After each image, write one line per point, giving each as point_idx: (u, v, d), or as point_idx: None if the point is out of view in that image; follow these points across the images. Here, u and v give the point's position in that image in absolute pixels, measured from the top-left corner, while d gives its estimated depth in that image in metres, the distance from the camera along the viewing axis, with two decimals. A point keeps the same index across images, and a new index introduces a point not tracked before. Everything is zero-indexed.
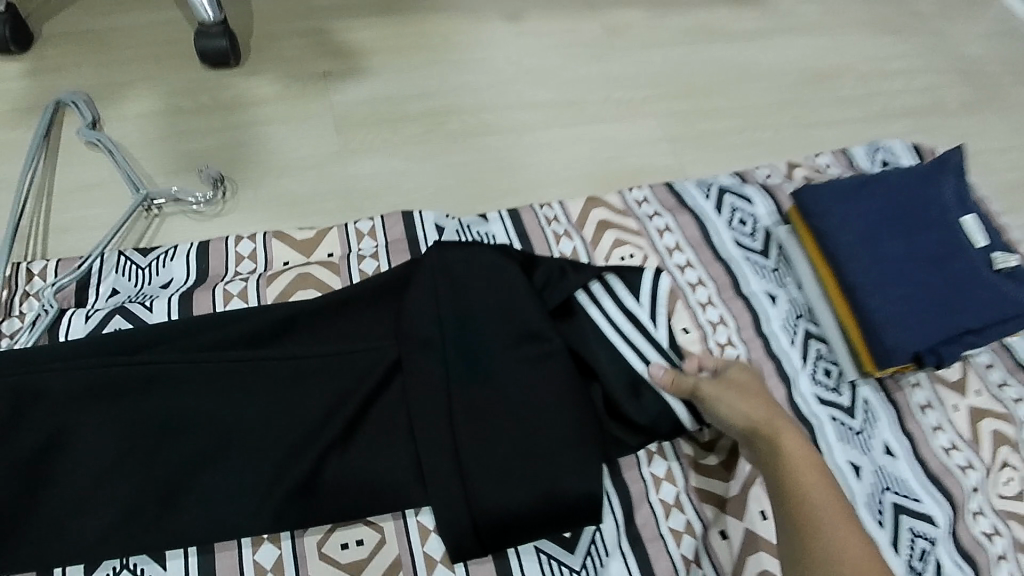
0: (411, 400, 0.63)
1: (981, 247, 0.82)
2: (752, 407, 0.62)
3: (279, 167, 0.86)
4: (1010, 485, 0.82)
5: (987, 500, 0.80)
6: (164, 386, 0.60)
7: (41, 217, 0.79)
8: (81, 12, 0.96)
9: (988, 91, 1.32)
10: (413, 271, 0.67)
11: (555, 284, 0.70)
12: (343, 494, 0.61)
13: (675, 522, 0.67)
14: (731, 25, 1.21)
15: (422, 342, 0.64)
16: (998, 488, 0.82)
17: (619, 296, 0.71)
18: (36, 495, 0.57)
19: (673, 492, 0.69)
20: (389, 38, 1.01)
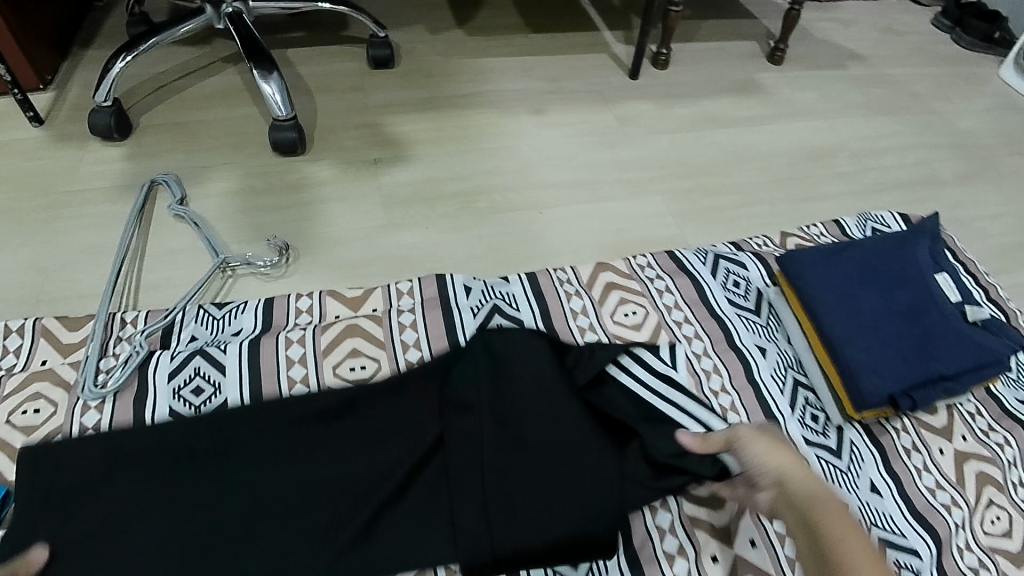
0: (454, 459, 0.67)
1: (956, 301, 0.94)
2: (782, 456, 0.65)
3: (333, 237, 1.00)
4: (996, 524, 0.90)
5: (973, 536, 0.88)
6: (235, 447, 0.68)
7: (133, 276, 0.93)
8: (173, 108, 1.16)
9: (980, 166, 1.41)
10: (459, 352, 0.76)
11: (586, 361, 0.79)
12: (393, 546, 0.63)
13: (670, 546, 0.73)
14: (733, 113, 1.35)
15: (464, 407, 0.70)
16: (984, 526, 0.89)
17: (648, 364, 0.82)
18: (110, 533, 0.61)
19: (668, 518, 0.75)
20: (428, 129, 1.18)
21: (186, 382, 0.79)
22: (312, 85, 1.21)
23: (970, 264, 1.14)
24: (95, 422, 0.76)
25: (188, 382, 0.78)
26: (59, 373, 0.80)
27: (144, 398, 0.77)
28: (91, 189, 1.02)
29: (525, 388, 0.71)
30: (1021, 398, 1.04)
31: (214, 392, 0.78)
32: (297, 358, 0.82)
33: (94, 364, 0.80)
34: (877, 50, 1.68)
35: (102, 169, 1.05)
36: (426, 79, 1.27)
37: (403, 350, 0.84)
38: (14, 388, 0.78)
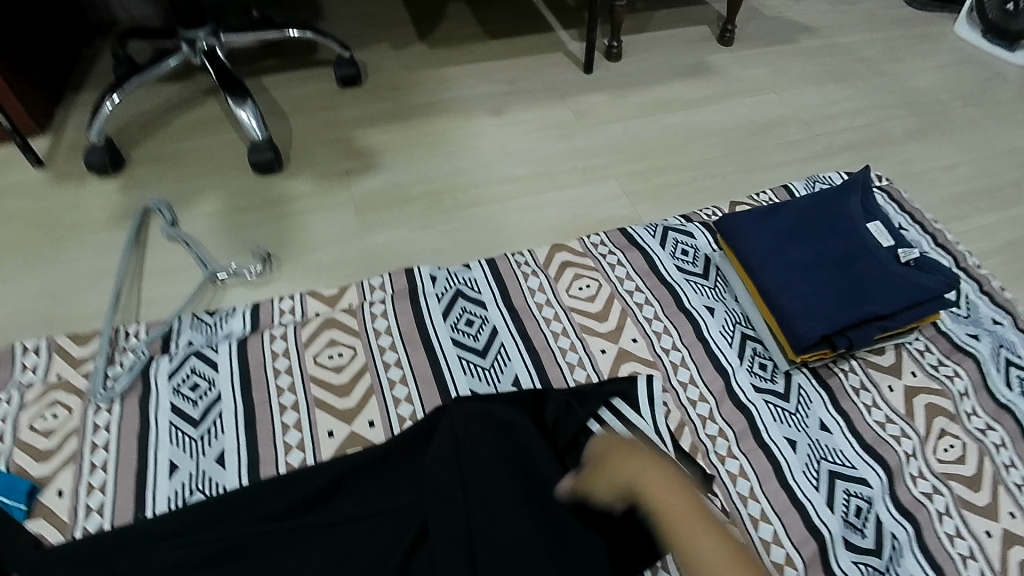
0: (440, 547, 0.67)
1: (888, 245, 0.99)
2: (606, 480, 0.66)
3: (311, 244, 1.10)
4: (950, 452, 0.93)
5: (926, 464, 0.92)
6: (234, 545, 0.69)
7: (134, 293, 1.03)
8: (161, 141, 1.26)
9: (934, 118, 1.43)
10: (437, 423, 0.80)
11: (565, 418, 0.82)
12: None
13: None
14: (684, 96, 1.41)
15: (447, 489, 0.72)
16: (937, 454, 0.93)
17: (626, 416, 0.86)
18: None
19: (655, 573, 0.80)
20: (396, 139, 1.27)
21: (184, 380, 0.89)
22: (287, 108, 1.31)
23: (916, 213, 1.19)
24: (107, 421, 0.86)
25: (186, 381, 0.89)
26: (73, 382, 0.91)
27: (148, 397, 0.87)
28: (92, 222, 1.13)
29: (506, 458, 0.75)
30: (972, 332, 1.06)
31: (209, 387, 0.88)
32: (281, 351, 0.91)
33: (102, 372, 0.90)
34: (831, 22, 1.73)
35: (101, 202, 1.16)
36: (392, 93, 1.36)
37: (377, 337, 0.93)
38: (34, 398, 0.88)
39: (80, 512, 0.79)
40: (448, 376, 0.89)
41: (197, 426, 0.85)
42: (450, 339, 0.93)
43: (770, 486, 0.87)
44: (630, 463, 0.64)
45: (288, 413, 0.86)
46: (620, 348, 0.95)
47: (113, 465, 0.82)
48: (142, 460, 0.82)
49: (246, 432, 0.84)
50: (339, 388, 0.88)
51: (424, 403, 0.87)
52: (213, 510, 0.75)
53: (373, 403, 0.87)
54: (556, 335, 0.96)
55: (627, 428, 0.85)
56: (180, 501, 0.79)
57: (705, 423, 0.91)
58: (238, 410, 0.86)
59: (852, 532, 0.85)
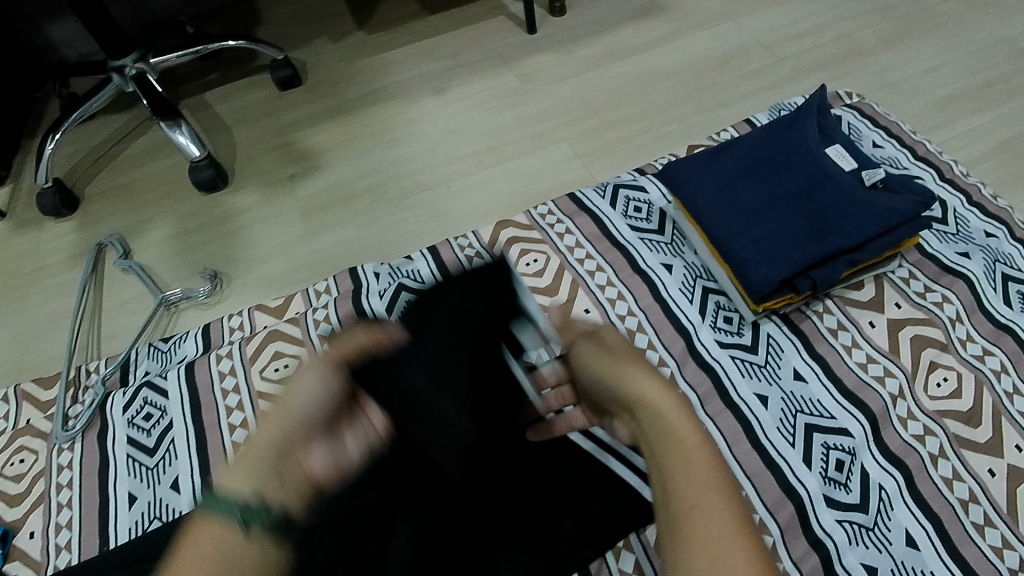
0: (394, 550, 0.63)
1: (850, 169, 0.91)
2: (613, 376, 0.54)
3: (260, 256, 1.09)
4: (943, 387, 0.86)
5: (916, 403, 0.85)
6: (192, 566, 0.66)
7: (93, 330, 1.05)
8: (111, 174, 1.26)
9: (911, 20, 1.32)
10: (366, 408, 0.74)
11: None
12: None
13: (625, 563, 0.74)
14: (634, 40, 1.33)
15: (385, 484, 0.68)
16: (929, 391, 0.86)
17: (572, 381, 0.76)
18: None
19: (632, 559, 0.74)
20: (338, 135, 1.24)
21: (138, 412, 0.89)
22: (229, 121, 1.29)
23: (893, 127, 1.10)
24: (69, 460, 0.87)
25: (139, 412, 0.89)
26: (38, 426, 0.92)
27: (105, 432, 0.88)
28: (52, 265, 1.15)
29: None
30: (962, 251, 0.97)
31: (161, 415, 0.88)
32: (228, 370, 0.91)
33: (63, 414, 0.92)
34: None
35: (59, 244, 1.17)
36: (332, 88, 1.32)
37: (322, 344, 0.91)
38: (3, 446, 0.90)
39: (50, 550, 0.81)
40: None
41: (152, 455, 0.86)
42: None
43: (741, 448, 0.82)
44: (652, 395, 0.51)
45: (238, 431, 0.87)
46: None
47: (77, 501, 0.83)
48: (103, 495, 0.83)
49: (198, 455, 0.84)
50: None
51: None
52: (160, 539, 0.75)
53: None
54: None
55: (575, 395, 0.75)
56: (141, 530, 0.80)
57: None
58: (190, 434, 0.86)
59: (836, 488, 0.79)
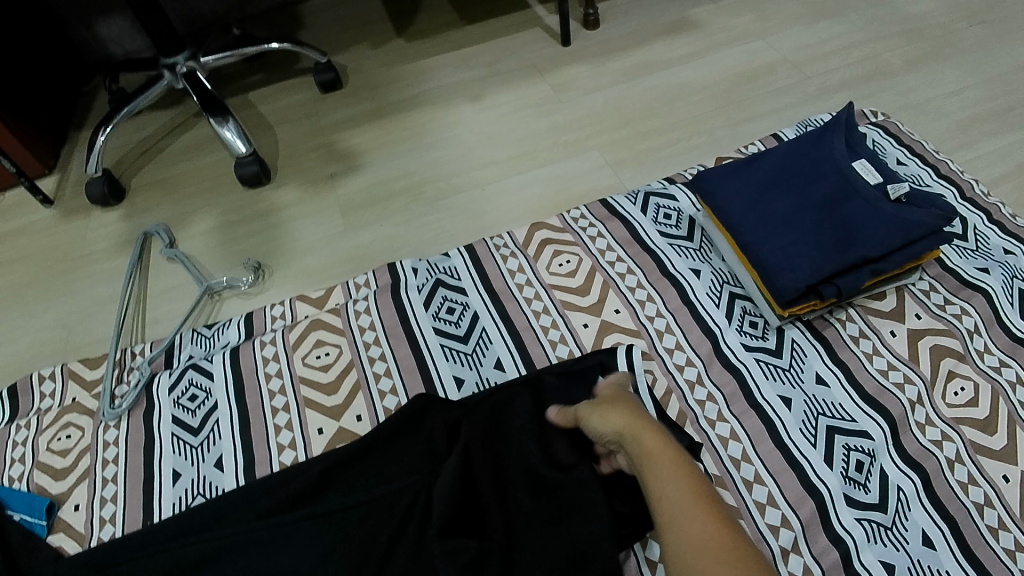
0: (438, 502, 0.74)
1: (875, 183, 0.94)
2: (615, 412, 0.67)
3: (300, 249, 1.13)
4: (960, 395, 0.88)
5: (934, 411, 0.87)
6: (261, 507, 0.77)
7: (138, 315, 1.09)
8: (157, 167, 1.32)
9: (936, 44, 1.35)
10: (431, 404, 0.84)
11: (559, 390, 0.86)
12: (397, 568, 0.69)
13: (651, 552, 0.78)
14: (665, 55, 1.38)
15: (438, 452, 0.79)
16: (946, 400, 0.88)
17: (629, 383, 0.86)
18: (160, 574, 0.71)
19: (658, 548, 0.78)
20: (377, 136, 1.28)
21: (183, 392, 0.93)
22: (272, 120, 1.35)
23: (916, 145, 1.14)
24: (115, 437, 0.90)
25: (185, 393, 0.93)
26: (85, 404, 0.96)
27: (151, 411, 0.92)
28: (99, 252, 1.19)
29: (498, 445, 0.81)
30: (981, 266, 0.99)
31: (206, 397, 0.92)
32: (271, 356, 0.95)
33: (110, 393, 0.95)
34: None
35: (106, 232, 1.22)
36: (371, 92, 1.37)
37: (361, 333, 0.95)
38: (51, 421, 0.93)
39: (95, 524, 0.84)
40: (431, 364, 0.91)
41: (196, 434, 0.89)
42: (432, 328, 0.94)
43: (764, 447, 0.85)
44: (630, 424, 0.65)
45: (279, 414, 0.89)
46: (602, 321, 0.94)
47: (123, 477, 0.86)
48: (148, 471, 0.86)
49: (241, 436, 0.88)
50: (327, 386, 0.91)
51: (408, 392, 0.89)
52: (206, 512, 0.79)
53: (359, 398, 0.89)
54: (537, 314, 0.96)
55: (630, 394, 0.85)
56: (184, 505, 0.83)
57: (693, 388, 0.89)
58: (234, 415, 0.90)
59: (855, 488, 0.82)
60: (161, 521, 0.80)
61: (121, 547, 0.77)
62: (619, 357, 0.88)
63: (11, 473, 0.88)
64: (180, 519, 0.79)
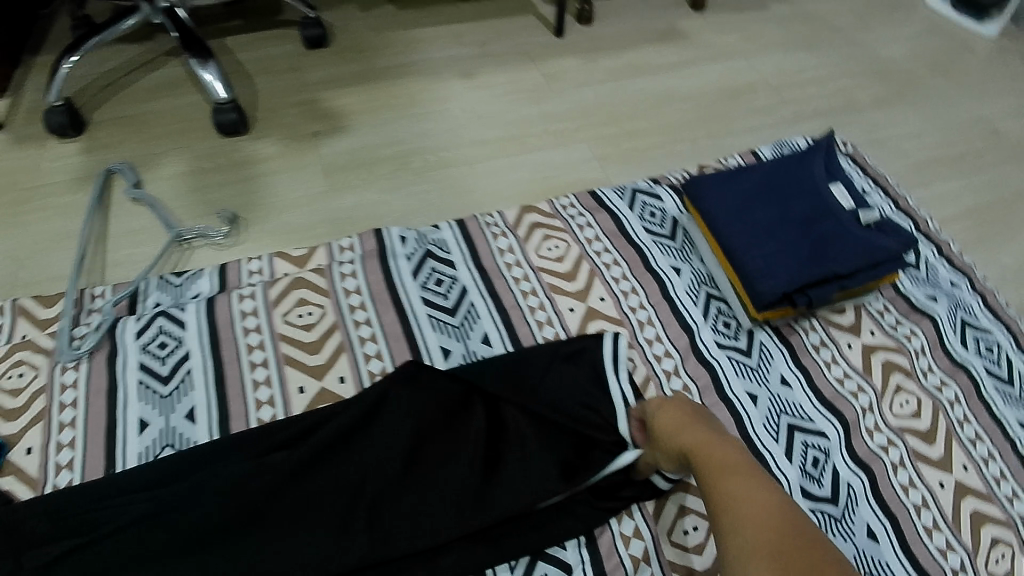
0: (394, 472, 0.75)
1: (849, 207, 1.01)
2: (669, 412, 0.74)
3: (281, 206, 1.09)
4: (906, 407, 0.96)
5: (882, 418, 0.95)
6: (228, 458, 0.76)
7: (98, 256, 1.02)
8: (121, 103, 1.24)
9: (899, 88, 1.46)
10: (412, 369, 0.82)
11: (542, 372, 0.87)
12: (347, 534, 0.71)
13: (626, 527, 0.80)
14: (655, 61, 1.42)
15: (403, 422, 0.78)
16: (893, 409, 0.96)
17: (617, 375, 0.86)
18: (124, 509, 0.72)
19: (632, 524, 0.80)
20: (365, 100, 1.26)
21: (152, 339, 0.88)
22: (252, 69, 1.29)
23: (879, 178, 1.23)
24: (74, 379, 0.85)
25: (154, 340, 0.88)
26: (38, 342, 0.89)
27: (116, 356, 0.87)
28: (52, 184, 1.11)
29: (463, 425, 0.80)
30: (930, 294, 1.09)
31: (177, 346, 0.88)
32: (250, 311, 0.91)
33: (69, 333, 0.89)
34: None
35: (63, 164, 1.14)
36: (361, 54, 1.34)
37: (347, 296, 0.93)
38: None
39: (49, 469, 0.79)
40: (418, 334, 0.90)
41: (166, 384, 0.85)
42: (420, 298, 0.94)
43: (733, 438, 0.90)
44: (679, 415, 0.73)
45: (258, 370, 0.86)
46: (587, 307, 0.97)
47: (82, 422, 0.82)
48: (112, 418, 0.82)
49: (216, 389, 0.84)
50: (309, 346, 0.89)
51: (394, 358, 0.88)
52: (172, 465, 0.76)
53: (343, 360, 0.87)
54: (525, 294, 0.97)
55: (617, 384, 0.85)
56: (152, 456, 0.79)
57: (669, 378, 0.93)
58: (208, 367, 0.86)
59: (810, 482, 0.88)
60: (128, 470, 0.76)
61: (86, 494, 0.73)
62: (606, 343, 0.88)
63: None
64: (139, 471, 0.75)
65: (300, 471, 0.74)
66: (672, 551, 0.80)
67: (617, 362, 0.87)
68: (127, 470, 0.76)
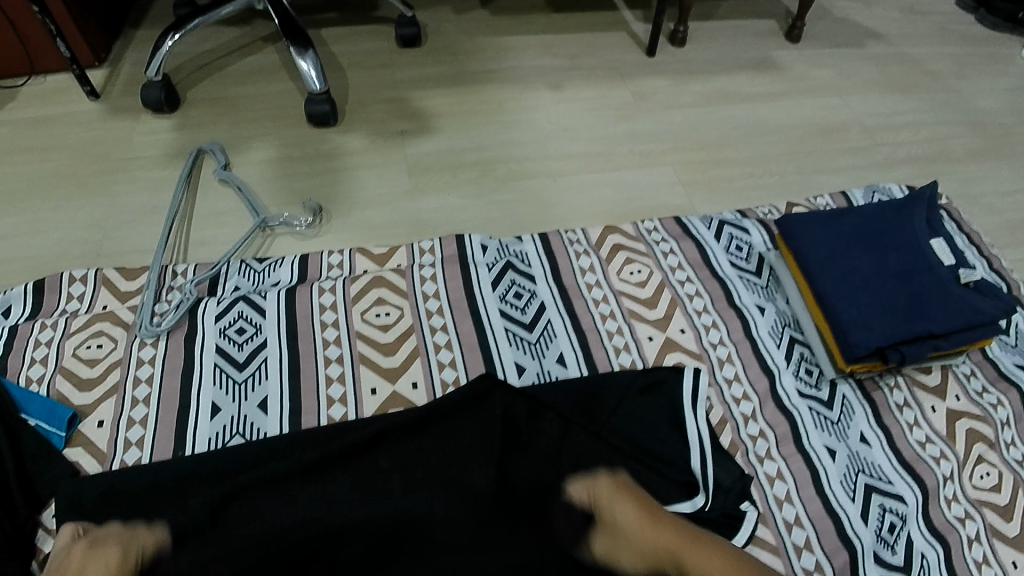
0: (439, 504, 0.70)
1: (950, 264, 0.96)
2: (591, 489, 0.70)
3: (363, 201, 1.09)
4: (986, 479, 0.90)
5: (962, 489, 0.89)
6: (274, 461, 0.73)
7: (182, 234, 1.03)
8: (215, 83, 1.26)
9: (997, 142, 1.40)
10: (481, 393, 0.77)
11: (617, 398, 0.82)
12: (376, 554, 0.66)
13: None
14: (746, 90, 1.39)
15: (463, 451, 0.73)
16: (973, 480, 0.90)
17: (696, 416, 0.81)
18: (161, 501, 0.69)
19: None
20: (453, 103, 1.26)
21: (231, 323, 0.89)
22: (344, 62, 1.30)
23: (975, 235, 1.17)
24: (151, 356, 0.86)
25: (232, 324, 0.89)
26: (119, 315, 0.90)
27: (194, 336, 0.87)
28: (144, 157, 1.14)
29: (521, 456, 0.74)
30: (1019, 362, 1.02)
31: (255, 333, 0.88)
32: (329, 305, 0.92)
33: (150, 308, 0.90)
34: (901, 28, 1.68)
35: (155, 138, 1.16)
36: (451, 57, 1.35)
37: (424, 301, 0.93)
38: (80, 326, 0.88)
39: (118, 445, 0.79)
40: (493, 347, 0.89)
41: (241, 370, 0.85)
42: (498, 310, 0.93)
43: (806, 493, 0.85)
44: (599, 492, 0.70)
45: (332, 366, 0.86)
46: (666, 338, 0.94)
47: (155, 400, 0.82)
48: (185, 399, 0.82)
49: (289, 382, 0.84)
50: (385, 347, 0.88)
51: (467, 370, 0.87)
52: (228, 457, 0.74)
53: (417, 366, 0.87)
54: (603, 317, 0.95)
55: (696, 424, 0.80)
56: (220, 443, 0.79)
57: (747, 422, 0.90)
58: (283, 358, 0.86)
59: (883, 547, 0.82)
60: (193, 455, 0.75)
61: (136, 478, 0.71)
62: (687, 378, 0.83)
63: (28, 374, 0.83)
64: (190, 459, 0.74)
65: (338, 489, 0.70)
66: None
67: (694, 400, 0.82)
68: (196, 453, 0.76)
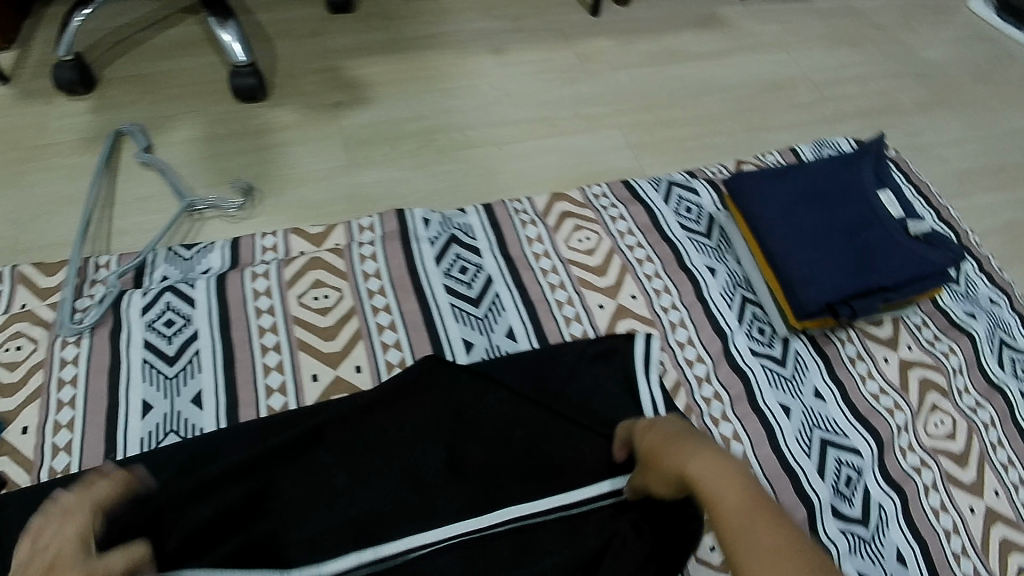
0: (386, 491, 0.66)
1: (897, 216, 0.95)
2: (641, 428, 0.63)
3: (298, 179, 1.04)
4: (941, 427, 0.91)
5: (916, 438, 0.90)
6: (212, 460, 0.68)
7: (104, 223, 0.97)
8: (134, 60, 1.18)
9: (942, 92, 1.40)
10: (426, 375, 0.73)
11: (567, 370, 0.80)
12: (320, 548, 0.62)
13: None
14: (692, 48, 1.36)
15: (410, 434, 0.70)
16: (927, 430, 0.91)
17: (650, 381, 0.80)
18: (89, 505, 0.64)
19: None
20: (389, 72, 1.20)
21: (159, 316, 0.84)
22: (272, 32, 1.23)
23: (923, 185, 1.17)
24: (75, 355, 0.80)
25: (160, 316, 0.84)
26: (39, 313, 0.84)
27: (121, 331, 0.82)
28: (58, 143, 1.06)
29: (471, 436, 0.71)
30: (969, 310, 1.03)
31: (185, 324, 0.83)
32: (263, 290, 0.87)
33: (70, 304, 0.84)
34: None
35: (69, 123, 1.08)
36: (386, 22, 1.28)
37: (365, 280, 0.89)
38: None
39: (45, 451, 0.74)
40: (439, 324, 0.86)
41: (172, 364, 0.80)
42: (443, 285, 0.89)
43: (762, 451, 0.85)
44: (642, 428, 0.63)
45: (269, 354, 0.82)
46: (617, 305, 0.92)
47: (82, 401, 0.77)
48: (114, 398, 0.77)
49: (224, 373, 0.80)
50: (324, 331, 0.84)
51: (413, 350, 0.83)
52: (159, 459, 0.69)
53: (360, 348, 0.83)
54: (553, 288, 0.92)
55: (650, 389, 0.79)
56: (155, 441, 0.74)
57: (701, 385, 0.88)
58: (217, 349, 0.82)
59: (841, 501, 0.83)
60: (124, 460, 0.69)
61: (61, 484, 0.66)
62: (637, 344, 0.82)
63: None
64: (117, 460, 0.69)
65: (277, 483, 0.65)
66: (701, 570, 0.75)
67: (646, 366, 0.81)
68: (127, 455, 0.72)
